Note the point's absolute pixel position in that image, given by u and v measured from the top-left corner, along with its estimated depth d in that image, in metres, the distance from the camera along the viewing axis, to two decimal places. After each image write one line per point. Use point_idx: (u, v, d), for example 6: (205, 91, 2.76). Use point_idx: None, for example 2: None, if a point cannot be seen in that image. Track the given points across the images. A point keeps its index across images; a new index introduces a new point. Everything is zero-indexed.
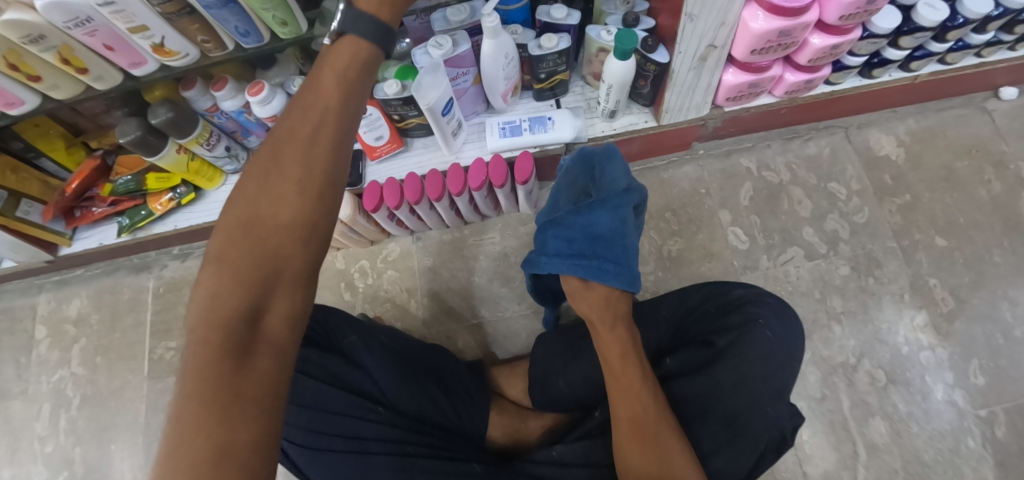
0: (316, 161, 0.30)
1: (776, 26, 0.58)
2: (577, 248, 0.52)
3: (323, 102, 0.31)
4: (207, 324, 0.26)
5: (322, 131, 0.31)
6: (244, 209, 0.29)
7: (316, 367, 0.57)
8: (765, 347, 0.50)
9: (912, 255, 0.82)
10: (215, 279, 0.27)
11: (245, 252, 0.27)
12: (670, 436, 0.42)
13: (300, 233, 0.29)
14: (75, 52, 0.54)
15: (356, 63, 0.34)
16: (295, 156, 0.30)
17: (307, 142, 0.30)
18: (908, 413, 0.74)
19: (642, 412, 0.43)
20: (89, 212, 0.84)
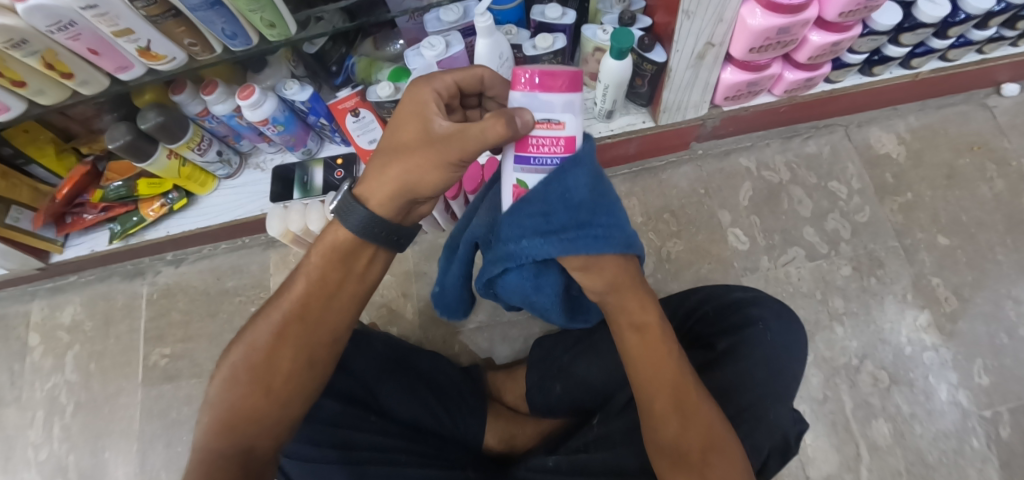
0: (321, 310, 0.39)
1: (775, 24, 0.57)
2: (555, 224, 0.33)
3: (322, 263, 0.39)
4: (229, 418, 0.36)
5: (326, 286, 0.39)
6: (265, 336, 0.38)
7: None
8: (768, 348, 0.49)
9: (914, 254, 0.81)
10: (238, 388, 0.37)
11: (263, 369, 0.37)
12: (703, 398, 0.37)
13: (304, 361, 0.38)
14: (59, 57, 0.53)
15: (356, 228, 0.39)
16: (307, 305, 0.39)
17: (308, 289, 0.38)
18: (911, 414, 0.73)
19: (671, 381, 0.36)
20: (80, 218, 0.83)
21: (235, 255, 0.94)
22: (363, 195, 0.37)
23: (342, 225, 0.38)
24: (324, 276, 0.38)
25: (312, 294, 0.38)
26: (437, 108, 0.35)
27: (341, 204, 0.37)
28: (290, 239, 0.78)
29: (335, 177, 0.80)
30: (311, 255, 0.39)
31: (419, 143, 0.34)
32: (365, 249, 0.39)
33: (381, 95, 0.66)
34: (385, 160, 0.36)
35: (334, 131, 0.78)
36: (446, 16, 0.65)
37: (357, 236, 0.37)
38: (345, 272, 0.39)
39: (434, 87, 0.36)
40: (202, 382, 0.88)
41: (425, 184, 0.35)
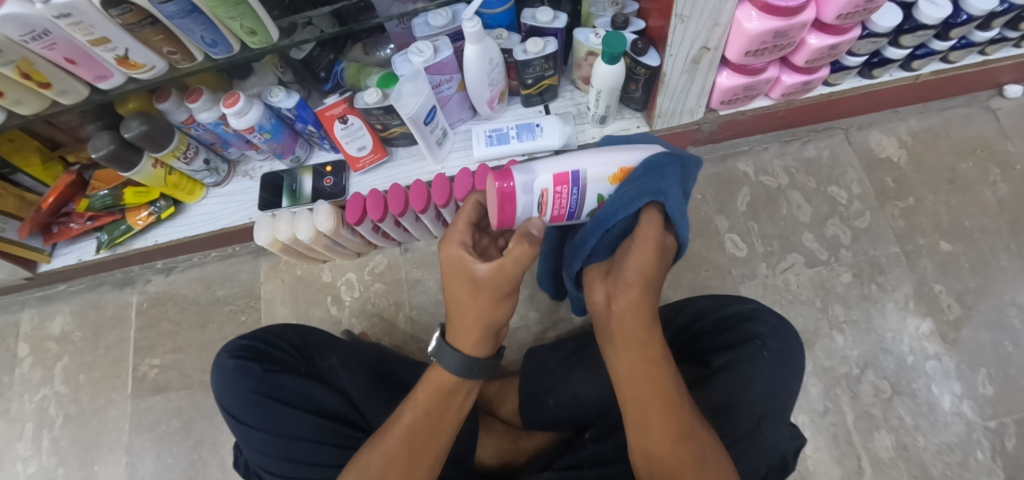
0: (434, 432, 0.42)
1: (771, 27, 0.55)
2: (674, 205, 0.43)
3: (431, 389, 0.43)
4: None
5: (436, 410, 0.43)
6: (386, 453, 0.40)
7: (291, 392, 0.57)
8: (763, 369, 0.48)
9: (916, 260, 0.79)
10: None
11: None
12: (695, 419, 0.36)
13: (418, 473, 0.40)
14: (35, 67, 0.51)
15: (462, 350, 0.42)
16: (418, 426, 0.42)
17: (421, 411, 0.42)
18: (914, 425, 0.72)
19: (659, 399, 0.36)
20: (67, 227, 0.81)
21: (226, 263, 0.93)
22: (454, 340, 0.43)
23: (443, 367, 0.43)
24: (428, 412, 0.42)
25: (423, 427, 0.41)
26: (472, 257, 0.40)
27: (439, 349, 0.43)
28: (279, 247, 0.76)
29: (325, 184, 0.79)
30: (417, 394, 0.43)
31: (475, 292, 0.39)
32: (465, 386, 0.44)
33: (368, 101, 0.65)
34: (460, 317, 0.41)
35: (323, 138, 0.76)
36: (434, 20, 0.63)
37: (458, 377, 0.43)
38: (446, 405, 0.43)
39: (461, 239, 0.42)
40: (192, 393, 0.87)
41: (501, 314, 0.40)
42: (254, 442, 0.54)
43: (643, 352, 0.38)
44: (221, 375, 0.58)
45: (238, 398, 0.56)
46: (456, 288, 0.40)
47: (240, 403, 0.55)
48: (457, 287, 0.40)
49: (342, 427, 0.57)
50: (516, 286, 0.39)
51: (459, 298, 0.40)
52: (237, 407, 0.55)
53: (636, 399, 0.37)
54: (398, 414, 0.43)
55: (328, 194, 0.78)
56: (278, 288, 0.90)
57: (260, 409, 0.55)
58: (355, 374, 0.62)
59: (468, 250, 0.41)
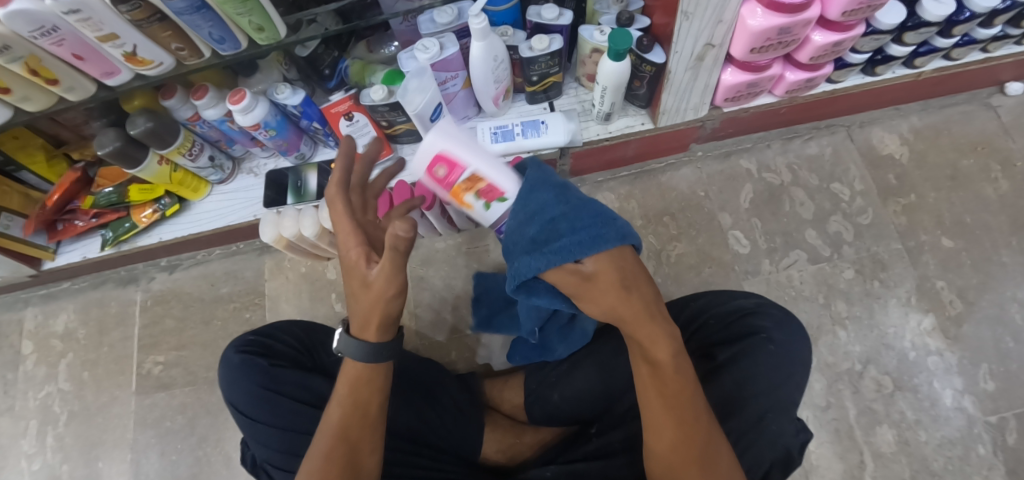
0: (364, 404, 0.40)
1: (775, 24, 0.55)
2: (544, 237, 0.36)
3: (347, 375, 0.41)
4: None
5: (358, 389, 0.41)
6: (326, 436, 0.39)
7: (297, 388, 0.57)
8: (769, 362, 0.48)
9: (918, 256, 0.79)
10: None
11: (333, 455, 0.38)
12: (713, 431, 0.36)
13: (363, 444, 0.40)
14: (43, 63, 0.51)
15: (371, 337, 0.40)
16: (345, 408, 0.40)
17: (344, 392, 0.41)
18: (916, 420, 0.72)
19: (681, 410, 0.35)
20: (72, 225, 0.82)
21: (230, 260, 0.93)
22: (356, 332, 0.40)
23: (348, 355, 0.41)
24: (350, 395, 0.40)
25: (353, 421, 0.40)
26: (364, 262, 0.38)
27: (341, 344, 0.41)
28: (284, 245, 0.76)
29: (330, 181, 0.79)
30: (339, 389, 0.41)
31: (367, 286, 0.37)
32: (383, 368, 0.42)
33: (374, 98, 0.65)
34: (356, 315, 0.40)
35: (328, 135, 0.76)
36: (439, 17, 0.63)
37: (362, 361, 0.40)
38: (371, 394, 0.41)
39: (355, 244, 0.38)
40: (196, 390, 0.87)
41: (390, 308, 0.38)
42: (262, 437, 0.55)
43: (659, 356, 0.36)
44: (227, 371, 0.58)
45: (245, 393, 0.56)
46: (352, 290, 0.39)
47: (247, 398, 0.56)
48: (354, 289, 0.39)
49: None
50: (404, 288, 0.37)
51: (354, 290, 0.39)
52: (244, 402, 0.56)
53: (649, 399, 0.36)
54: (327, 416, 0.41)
55: (333, 192, 0.78)
56: (282, 285, 0.90)
57: (267, 405, 0.55)
58: None
59: (365, 257, 0.38)
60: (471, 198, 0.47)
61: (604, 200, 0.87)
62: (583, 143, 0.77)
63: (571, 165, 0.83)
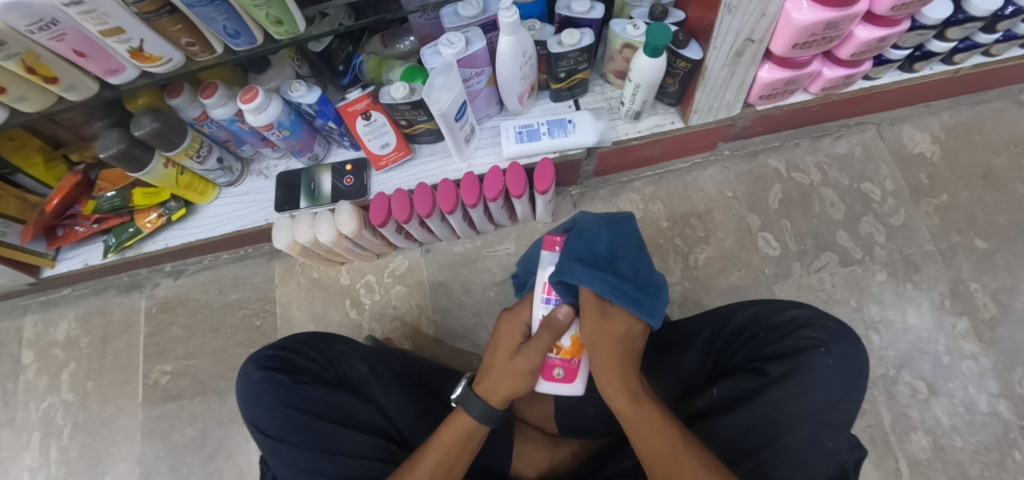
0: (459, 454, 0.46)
1: (823, 18, 0.53)
2: (597, 260, 0.47)
3: (462, 421, 0.47)
4: None
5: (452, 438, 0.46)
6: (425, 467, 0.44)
7: (321, 404, 0.54)
8: (826, 376, 0.45)
9: (950, 258, 0.78)
10: None
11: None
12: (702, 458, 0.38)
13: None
14: (42, 60, 0.47)
15: (495, 394, 0.47)
16: (444, 446, 0.45)
17: (450, 432, 0.46)
18: (952, 426, 0.71)
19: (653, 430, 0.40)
20: (72, 230, 0.77)
21: (238, 265, 0.89)
22: (485, 393, 0.48)
23: (466, 410, 0.47)
24: (451, 448, 0.45)
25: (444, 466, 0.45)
26: (522, 335, 0.49)
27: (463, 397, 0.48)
28: (297, 251, 0.73)
29: (344, 183, 0.75)
30: (441, 437, 0.46)
31: (508, 350, 0.48)
32: (482, 433, 0.47)
33: (395, 96, 0.62)
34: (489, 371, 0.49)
35: (343, 135, 0.72)
36: (464, 10, 0.59)
37: (477, 420, 0.47)
38: (463, 451, 0.46)
39: (523, 319, 0.50)
40: (206, 400, 0.84)
41: (520, 385, 0.47)
42: (286, 458, 0.51)
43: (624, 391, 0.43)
44: (247, 388, 0.55)
45: (267, 412, 0.53)
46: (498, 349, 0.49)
47: (268, 416, 0.52)
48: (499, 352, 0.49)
49: (376, 439, 0.56)
50: (537, 368, 0.46)
51: (498, 351, 0.49)
52: (266, 420, 0.52)
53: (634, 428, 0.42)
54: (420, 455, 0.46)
55: (347, 194, 0.74)
56: (294, 291, 0.87)
57: (292, 423, 0.52)
58: (386, 384, 0.60)
59: (524, 334, 0.49)
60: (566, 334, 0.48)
61: (629, 201, 0.84)
62: (611, 143, 0.73)
63: (596, 165, 0.80)
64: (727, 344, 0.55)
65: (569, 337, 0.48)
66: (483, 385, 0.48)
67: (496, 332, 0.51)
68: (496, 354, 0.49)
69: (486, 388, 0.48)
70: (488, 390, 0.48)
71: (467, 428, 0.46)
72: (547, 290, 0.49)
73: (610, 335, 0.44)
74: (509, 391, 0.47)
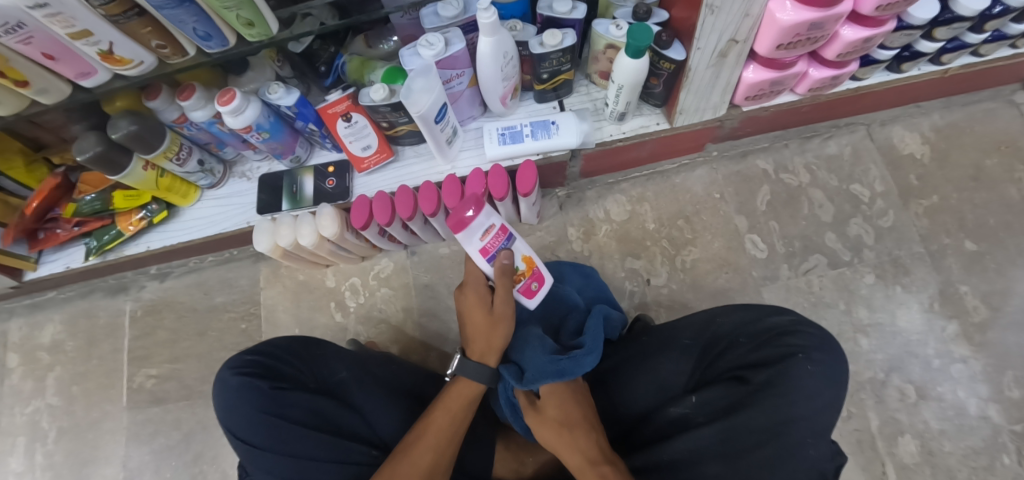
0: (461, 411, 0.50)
1: (806, 18, 0.52)
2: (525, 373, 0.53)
3: (466, 385, 0.52)
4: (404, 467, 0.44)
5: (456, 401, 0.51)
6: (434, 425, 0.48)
7: (301, 409, 0.54)
8: (808, 383, 0.45)
9: (940, 261, 0.77)
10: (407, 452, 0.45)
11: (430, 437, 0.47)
12: None
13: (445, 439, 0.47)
14: (11, 63, 0.47)
15: (489, 350, 0.53)
16: (450, 408, 0.50)
17: (456, 395, 0.52)
18: (940, 430, 0.70)
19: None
20: (54, 234, 0.76)
21: (224, 268, 0.89)
22: (481, 357, 0.53)
23: (467, 378, 0.52)
24: (456, 410, 0.50)
25: (456, 422, 0.49)
26: (486, 291, 0.55)
27: (461, 366, 0.53)
28: (280, 254, 0.72)
29: (327, 185, 0.74)
30: (446, 399, 0.51)
31: (485, 309, 0.53)
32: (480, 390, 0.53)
33: (375, 98, 0.61)
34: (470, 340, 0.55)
35: (324, 137, 0.71)
36: (444, 11, 0.58)
37: (479, 383, 0.53)
38: (466, 408, 0.51)
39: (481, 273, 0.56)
40: (191, 404, 0.83)
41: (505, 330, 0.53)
42: (264, 465, 0.51)
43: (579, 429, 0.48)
44: (224, 396, 0.54)
45: (244, 419, 0.52)
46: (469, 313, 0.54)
47: (247, 422, 0.52)
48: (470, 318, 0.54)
49: (356, 444, 0.55)
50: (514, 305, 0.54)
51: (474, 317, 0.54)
52: (244, 427, 0.52)
53: None
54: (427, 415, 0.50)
55: (330, 196, 0.74)
56: (279, 294, 0.86)
57: (269, 430, 0.51)
58: (367, 388, 0.59)
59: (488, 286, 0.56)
60: (523, 265, 0.59)
61: (615, 203, 0.83)
62: (596, 144, 0.73)
63: (582, 167, 0.79)
64: (709, 350, 0.54)
65: (523, 260, 0.58)
66: (474, 348, 0.54)
67: (462, 300, 0.56)
68: (475, 320, 0.53)
69: (478, 350, 0.54)
70: (482, 351, 0.53)
71: (470, 391, 0.52)
72: (485, 252, 0.56)
73: (551, 421, 0.48)
74: (497, 345, 0.53)
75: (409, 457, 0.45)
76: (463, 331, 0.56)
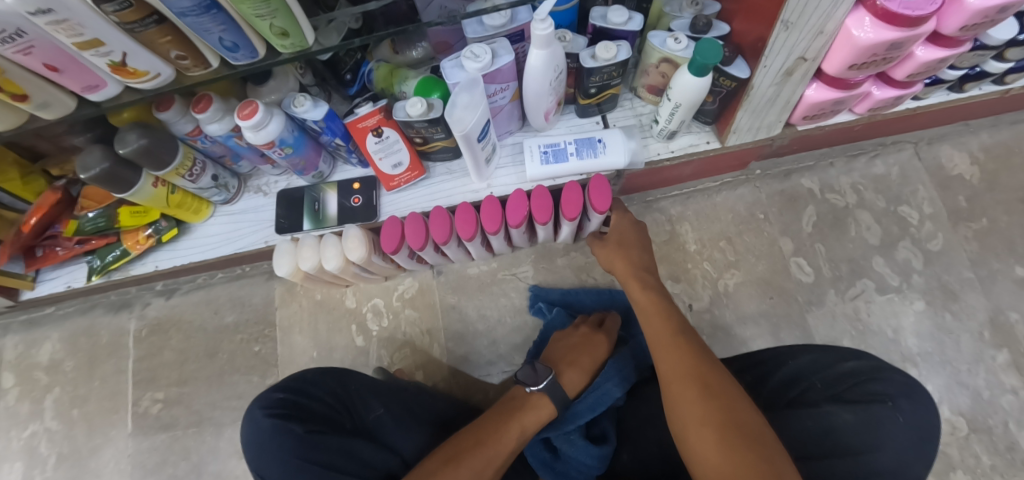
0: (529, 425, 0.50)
1: (888, 39, 0.47)
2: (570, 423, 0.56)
3: (546, 410, 0.52)
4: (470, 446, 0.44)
5: (529, 416, 0.51)
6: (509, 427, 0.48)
7: (337, 454, 0.49)
8: (896, 434, 0.42)
9: (991, 287, 0.74)
10: (475, 436, 0.46)
11: (498, 432, 0.47)
12: (686, 328, 0.48)
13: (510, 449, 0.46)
14: (7, 75, 0.41)
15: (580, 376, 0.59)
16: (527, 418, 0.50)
17: (535, 409, 0.52)
18: (992, 466, 0.67)
19: (660, 309, 0.52)
20: (53, 252, 0.71)
21: (235, 285, 0.83)
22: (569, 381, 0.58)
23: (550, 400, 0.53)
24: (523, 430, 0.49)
25: (517, 446, 0.48)
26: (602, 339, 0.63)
27: (549, 387, 0.54)
28: (301, 277, 0.67)
29: (352, 203, 0.69)
30: (521, 413, 0.50)
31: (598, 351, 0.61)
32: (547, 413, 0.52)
33: (411, 113, 0.55)
34: (572, 365, 0.59)
35: (351, 152, 0.66)
36: (490, 20, 0.53)
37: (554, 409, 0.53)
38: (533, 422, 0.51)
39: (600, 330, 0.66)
40: (201, 431, 0.78)
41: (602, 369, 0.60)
42: None
43: (657, 315, 0.51)
44: (254, 435, 0.50)
45: (275, 460, 0.48)
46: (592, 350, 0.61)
47: (280, 470, 0.48)
48: (587, 352, 0.61)
49: None
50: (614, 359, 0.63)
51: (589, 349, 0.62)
52: (277, 473, 0.48)
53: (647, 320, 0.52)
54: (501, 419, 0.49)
55: (355, 214, 0.68)
56: (295, 314, 0.81)
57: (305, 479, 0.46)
58: (403, 428, 0.55)
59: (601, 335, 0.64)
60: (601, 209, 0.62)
61: (654, 222, 0.79)
62: (643, 163, 0.68)
63: (621, 186, 0.75)
64: None
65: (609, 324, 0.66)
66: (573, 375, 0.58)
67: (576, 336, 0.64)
68: (591, 350, 0.61)
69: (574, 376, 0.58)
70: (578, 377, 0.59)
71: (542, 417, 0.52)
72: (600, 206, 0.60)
73: (614, 241, 0.63)
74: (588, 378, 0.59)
75: (478, 450, 0.44)
76: (569, 356, 0.61)
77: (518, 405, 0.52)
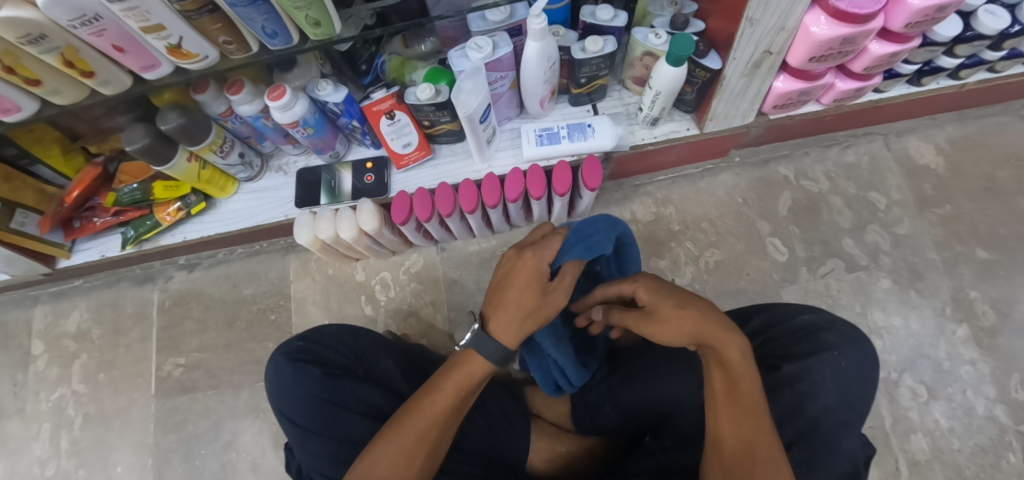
0: (471, 381, 0.44)
1: (840, 34, 0.54)
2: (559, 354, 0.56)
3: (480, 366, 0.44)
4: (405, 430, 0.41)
5: (465, 374, 0.44)
6: (445, 395, 0.43)
7: (349, 396, 0.54)
8: (839, 375, 0.47)
9: (953, 267, 0.80)
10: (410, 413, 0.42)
11: (432, 401, 0.42)
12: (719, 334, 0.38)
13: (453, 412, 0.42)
14: (80, 55, 0.48)
15: (508, 327, 0.43)
16: (459, 377, 0.43)
17: (470, 369, 0.44)
18: (949, 429, 0.73)
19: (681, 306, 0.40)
20: (90, 222, 0.78)
21: (253, 260, 0.90)
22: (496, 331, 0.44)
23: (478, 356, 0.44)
24: (461, 389, 0.43)
25: (459, 406, 0.43)
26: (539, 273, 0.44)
27: (475, 341, 0.44)
28: (318, 247, 0.74)
29: (365, 181, 0.76)
30: (455, 368, 0.44)
31: (523, 288, 0.44)
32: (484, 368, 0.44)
33: (421, 98, 0.62)
34: (498, 306, 0.44)
35: (365, 133, 0.73)
36: (492, 15, 0.60)
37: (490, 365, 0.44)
38: (470, 377, 0.44)
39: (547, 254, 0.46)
40: (220, 394, 0.84)
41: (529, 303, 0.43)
42: (310, 448, 0.52)
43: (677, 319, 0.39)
44: (276, 378, 0.56)
45: (297, 400, 0.53)
46: (518, 277, 0.44)
47: (298, 407, 0.53)
48: (513, 283, 0.44)
49: None
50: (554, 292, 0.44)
51: (512, 287, 0.44)
52: (295, 409, 0.53)
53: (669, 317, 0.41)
54: (434, 384, 0.43)
55: (367, 191, 0.75)
56: (309, 287, 0.88)
57: (319, 413, 0.52)
58: (409, 378, 0.61)
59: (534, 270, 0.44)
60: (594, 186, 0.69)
61: (642, 204, 0.86)
62: (629, 147, 0.76)
63: (612, 169, 0.82)
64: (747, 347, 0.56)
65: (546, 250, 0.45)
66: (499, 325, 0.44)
67: (507, 266, 0.46)
68: (512, 291, 0.44)
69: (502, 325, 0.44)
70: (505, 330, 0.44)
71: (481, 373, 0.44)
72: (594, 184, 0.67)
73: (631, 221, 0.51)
74: (518, 323, 0.43)
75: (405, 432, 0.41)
76: (496, 300, 0.45)
77: (453, 368, 0.44)
